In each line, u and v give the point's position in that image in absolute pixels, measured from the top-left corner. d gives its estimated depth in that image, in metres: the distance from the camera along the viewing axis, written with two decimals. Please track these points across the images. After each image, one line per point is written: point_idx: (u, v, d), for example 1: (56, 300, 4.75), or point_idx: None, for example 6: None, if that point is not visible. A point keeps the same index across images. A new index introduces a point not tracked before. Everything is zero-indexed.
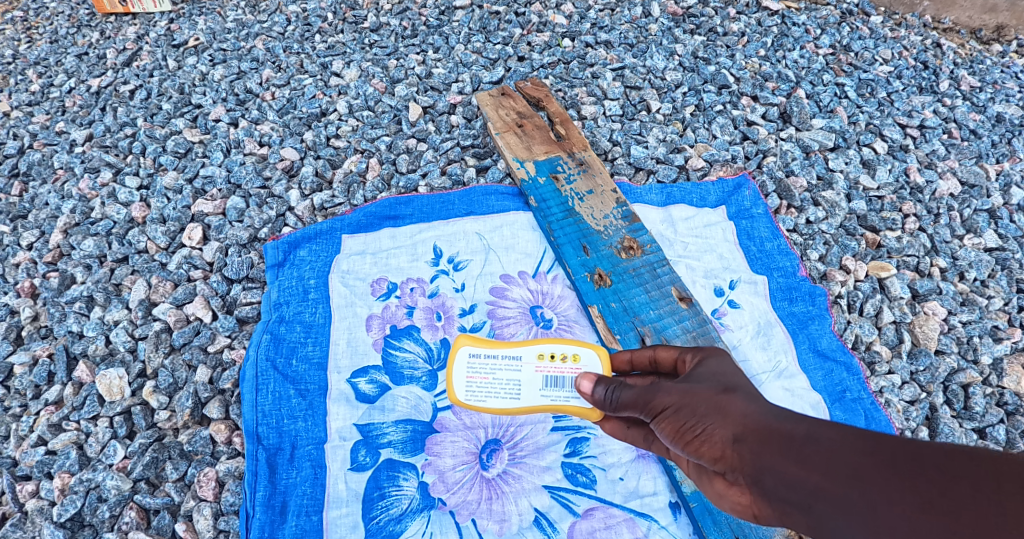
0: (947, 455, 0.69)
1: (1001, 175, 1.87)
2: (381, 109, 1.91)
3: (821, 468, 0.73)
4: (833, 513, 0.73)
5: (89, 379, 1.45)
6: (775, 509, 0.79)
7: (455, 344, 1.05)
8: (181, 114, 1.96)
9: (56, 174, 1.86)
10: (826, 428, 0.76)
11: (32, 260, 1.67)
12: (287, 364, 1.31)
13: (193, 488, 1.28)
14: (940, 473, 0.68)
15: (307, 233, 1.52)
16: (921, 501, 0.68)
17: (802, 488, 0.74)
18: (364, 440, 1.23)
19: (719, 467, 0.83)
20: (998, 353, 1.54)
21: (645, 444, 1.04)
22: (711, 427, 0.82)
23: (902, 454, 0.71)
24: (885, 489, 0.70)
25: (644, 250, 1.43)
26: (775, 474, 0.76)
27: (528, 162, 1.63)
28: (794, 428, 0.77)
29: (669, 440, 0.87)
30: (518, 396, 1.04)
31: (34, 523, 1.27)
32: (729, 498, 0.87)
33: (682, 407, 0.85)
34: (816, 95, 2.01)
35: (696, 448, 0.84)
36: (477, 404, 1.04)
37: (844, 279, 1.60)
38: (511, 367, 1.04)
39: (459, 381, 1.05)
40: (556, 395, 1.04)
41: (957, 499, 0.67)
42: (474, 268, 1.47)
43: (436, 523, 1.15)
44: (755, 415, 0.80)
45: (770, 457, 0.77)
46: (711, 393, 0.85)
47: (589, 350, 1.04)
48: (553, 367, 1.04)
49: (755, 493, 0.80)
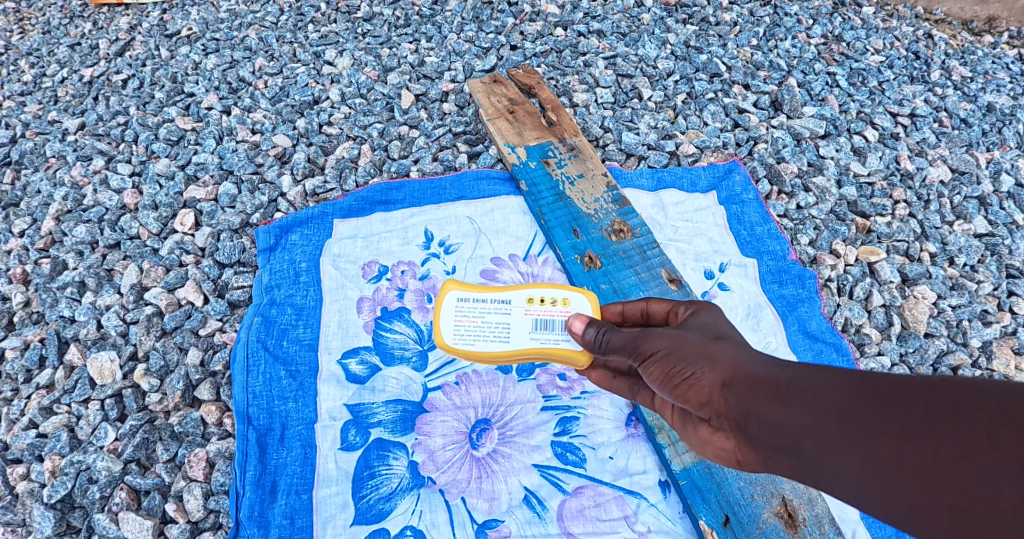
0: (929, 386, 0.67)
1: (991, 162, 1.88)
2: (373, 97, 1.92)
3: (804, 406, 0.73)
4: (813, 449, 0.72)
5: (80, 362, 1.45)
6: (758, 454, 0.80)
7: (444, 288, 1.03)
8: (173, 102, 1.96)
9: (48, 163, 1.85)
10: (812, 370, 0.75)
11: (24, 247, 1.67)
12: (278, 345, 1.31)
13: (183, 469, 1.29)
14: (921, 403, 0.67)
15: (299, 218, 1.52)
16: (900, 431, 0.67)
17: (786, 428, 0.74)
18: (354, 420, 1.24)
19: (705, 412, 0.84)
20: (987, 337, 1.55)
21: (630, 394, 1.06)
22: (700, 371, 0.82)
23: (884, 387, 0.69)
24: (866, 422, 0.69)
25: (634, 232, 1.44)
26: (760, 417, 0.77)
27: (519, 147, 1.64)
28: (781, 372, 0.77)
29: (656, 385, 0.87)
30: (507, 339, 1.02)
31: (25, 505, 1.27)
32: (713, 445, 0.87)
33: (672, 352, 0.85)
34: (807, 83, 2.02)
35: (683, 393, 0.85)
36: (466, 347, 1.01)
37: (834, 263, 1.61)
38: (501, 310, 1.02)
39: (447, 324, 1.02)
40: (546, 338, 1.01)
41: (936, 427, 0.65)
42: (465, 251, 1.48)
43: (426, 501, 1.16)
44: (744, 361, 0.81)
45: (756, 399, 0.77)
46: (702, 341, 0.85)
47: (579, 294, 1.03)
48: (543, 310, 1.02)
49: (739, 437, 0.81)
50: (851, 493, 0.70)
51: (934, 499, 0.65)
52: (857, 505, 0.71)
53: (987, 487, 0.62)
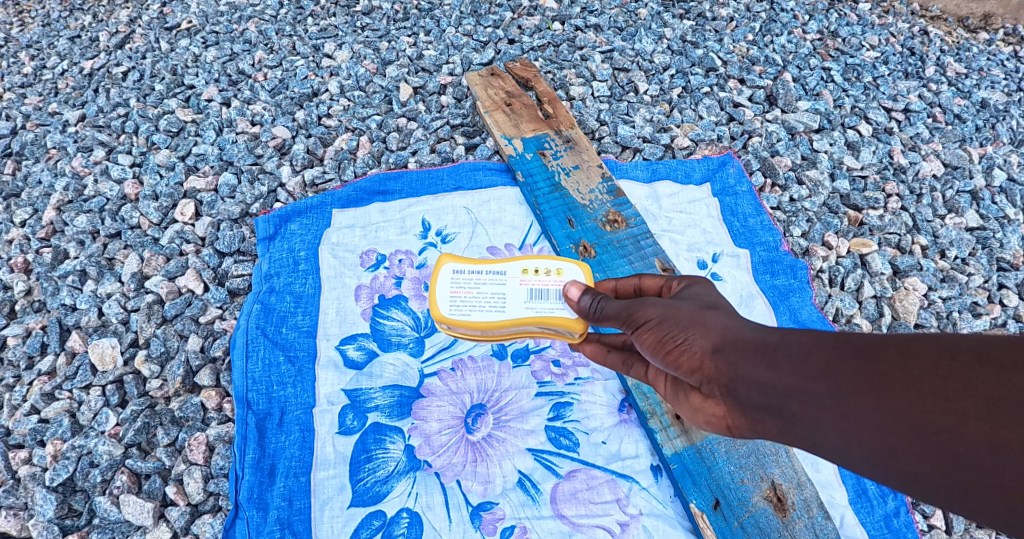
0: (909, 341, 0.72)
1: (984, 158, 1.90)
2: (372, 89, 1.93)
3: (792, 367, 0.75)
4: (802, 408, 0.74)
5: (82, 349, 1.47)
6: (747, 417, 0.82)
7: (440, 262, 1.06)
8: (173, 94, 1.97)
9: (49, 154, 1.87)
10: (799, 333, 0.77)
11: (26, 237, 1.68)
12: (277, 332, 1.34)
13: (184, 452, 1.31)
14: (902, 356, 0.71)
15: (298, 207, 1.54)
16: (885, 383, 0.70)
17: (773, 388, 0.76)
18: (351, 405, 1.27)
19: (696, 379, 0.85)
20: (977, 328, 1.57)
21: (624, 368, 1.07)
22: (692, 337, 0.84)
23: (866, 344, 0.73)
24: (854, 378, 0.71)
25: (629, 223, 1.47)
26: (749, 378, 0.78)
27: (515, 139, 1.66)
28: (769, 337, 0.79)
29: (649, 353, 0.89)
30: (502, 310, 1.04)
31: (27, 488, 1.29)
32: (703, 412, 0.90)
33: (665, 319, 0.86)
34: (802, 78, 2.04)
35: (675, 359, 0.86)
36: (461, 318, 1.04)
37: (826, 254, 1.64)
38: (495, 281, 1.04)
39: (443, 296, 1.05)
40: (541, 307, 1.03)
41: (918, 377, 0.70)
42: (462, 241, 1.50)
43: (422, 484, 1.19)
44: (734, 327, 0.82)
45: (746, 362, 0.78)
46: (694, 309, 0.86)
47: (572, 264, 1.04)
48: (537, 280, 1.04)
49: (729, 403, 0.83)
50: (837, 449, 0.73)
51: (921, 447, 0.68)
52: (842, 462, 0.73)
53: (968, 429, 0.67)
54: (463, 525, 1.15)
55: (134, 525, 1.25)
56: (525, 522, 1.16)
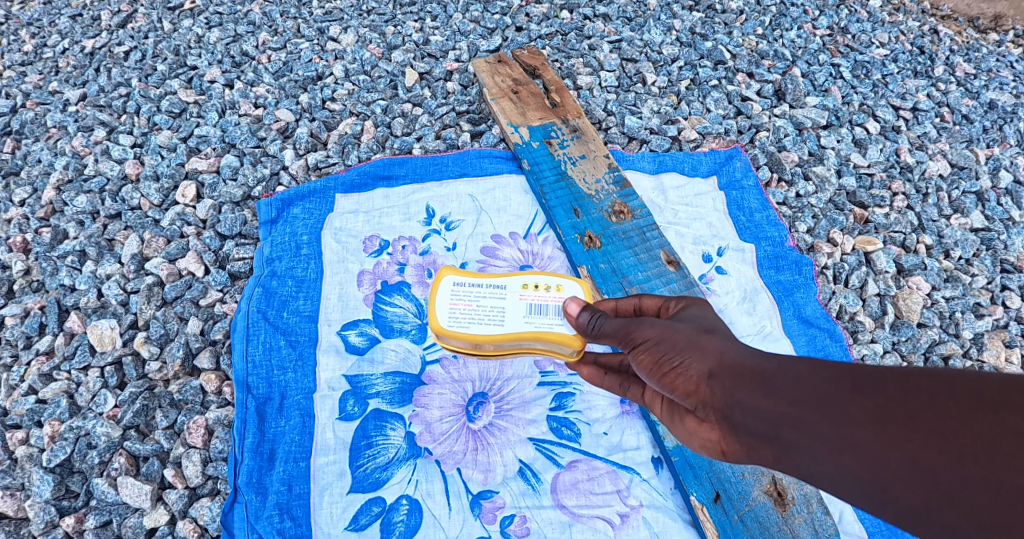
0: (906, 375, 0.69)
1: (990, 159, 1.88)
2: (377, 73, 1.91)
3: (788, 396, 0.73)
4: (796, 438, 0.72)
5: (80, 330, 1.46)
6: (741, 444, 0.80)
7: (440, 274, 1.04)
8: (175, 75, 1.95)
9: (49, 133, 1.85)
10: (795, 361, 0.76)
11: (25, 216, 1.66)
12: (279, 316, 1.33)
13: (183, 435, 1.30)
14: (899, 389, 0.68)
15: (301, 191, 1.53)
16: (880, 417, 0.68)
17: (767, 416, 0.74)
18: (352, 391, 1.26)
19: (691, 402, 0.84)
20: (980, 329, 1.57)
21: (621, 390, 1.07)
22: (688, 360, 0.82)
23: (862, 377, 0.71)
24: (848, 409, 0.70)
25: (634, 214, 1.46)
26: (743, 405, 0.77)
27: (522, 127, 1.64)
28: (764, 364, 0.77)
29: (645, 374, 0.88)
30: (501, 324, 1.02)
31: (24, 469, 1.28)
32: (699, 436, 0.88)
33: (662, 340, 0.86)
34: (811, 74, 2.03)
35: (671, 382, 0.85)
36: (460, 330, 1.02)
37: (831, 251, 1.63)
38: (496, 295, 1.03)
39: (442, 307, 1.04)
40: (540, 322, 1.02)
41: (914, 412, 0.67)
42: (465, 229, 1.49)
43: (422, 471, 1.18)
44: (730, 352, 0.81)
45: (740, 389, 0.77)
46: (691, 332, 0.85)
47: (572, 281, 1.04)
48: (538, 295, 1.03)
49: (724, 428, 0.81)
50: (832, 480, 0.71)
51: (917, 484, 0.66)
52: (840, 493, 0.72)
53: (964, 468, 0.64)
54: (462, 514, 1.15)
55: (132, 508, 1.24)
56: (525, 511, 1.15)
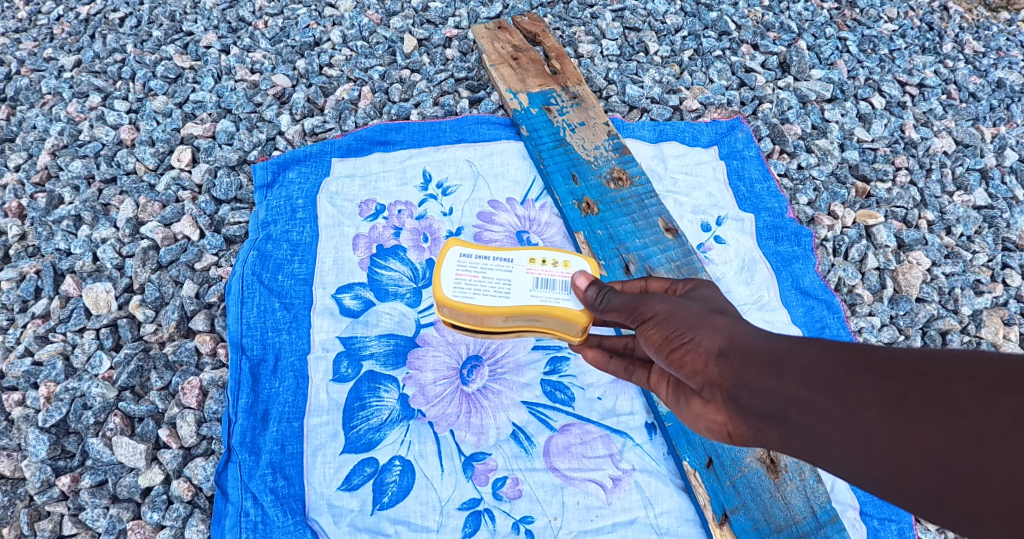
0: (922, 358, 0.66)
1: (996, 137, 1.86)
2: (375, 39, 1.88)
3: (798, 377, 0.72)
4: (806, 420, 0.71)
5: (75, 293, 1.46)
6: (749, 425, 0.79)
7: (447, 245, 1.02)
8: (171, 41, 1.92)
9: (43, 99, 1.82)
10: (806, 341, 0.74)
11: (20, 181, 1.65)
12: (273, 279, 1.32)
13: (177, 396, 1.31)
14: (914, 373, 0.66)
15: (297, 155, 1.52)
16: (893, 400, 0.65)
17: (776, 396, 0.73)
18: (346, 352, 1.26)
19: (697, 382, 0.83)
20: (978, 306, 1.56)
21: (625, 375, 1.05)
22: (699, 337, 0.82)
23: (876, 360, 0.69)
24: (860, 391, 0.68)
25: (633, 181, 1.44)
26: (752, 385, 0.75)
27: (521, 93, 1.62)
28: (775, 344, 0.76)
29: (653, 351, 0.87)
30: (507, 296, 1.00)
31: (20, 430, 1.28)
32: (705, 419, 0.87)
33: (672, 316, 0.85)
34: (817, 47, 1.99)
35: (679, 359, 0.83)
36: (466, 301, 0.99)
37: (831, 224, 1.61)
38: (503, 267, 1.01)
39: (448, 279, 1.01)
40: (546, 296, 0.99)
41: (927, 395, 0.64)
42: (462, 194, 1.47)
43: (415, 433, 1.19)
44: (741, 331, 0.79)
45: (749, 369, 0.76)
46: (702, 310, 0.84)
47: (580, 257, 1.02)
48: (545, 270, 1.00)
49: (729, 409, 0.80)
50: (839, 463, 0.69)
51: (930, 468, 0.63)
52: (850, 478, 0.69)
53: (980, 451, 0.60)
54: (455, 475, 1.15)
55: (126, 467, 1.25)
56: (517, 474, 1.15)
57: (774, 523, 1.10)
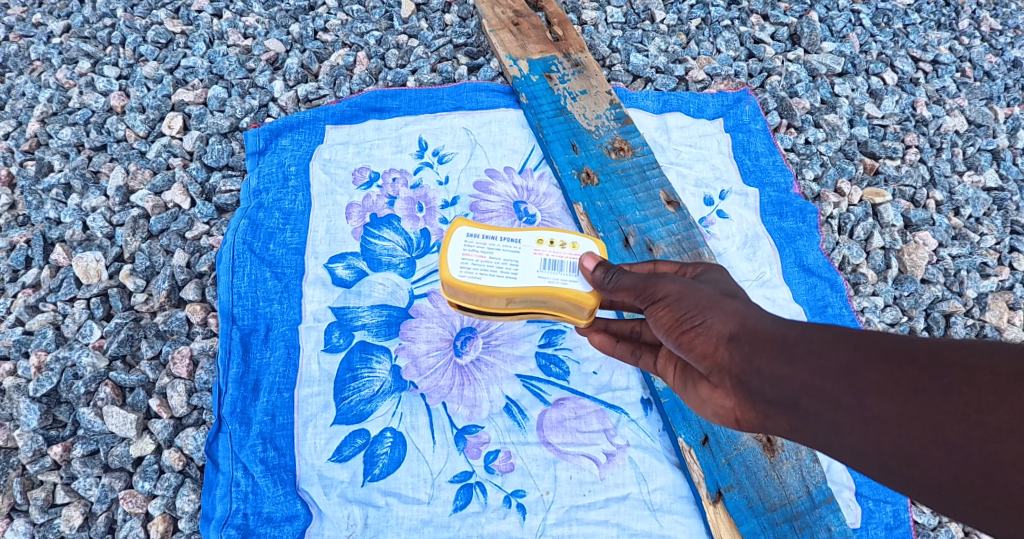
0: (939, 346, 0.65)
1: (1010, 118, 1.80)
2: (372, 4, 1.83)
3: (812, 364, 0.69)
4: (819, 408, 0.68)
5: (66, 262, 1.43)
6: (757, 411, 0.76)
7: (454, 225, 1.00)
8: (162, 5, 1.85)
9: (32, 65, 1.78)
10: (823, 328, 0.71)
11: (9, 149, 1.61)
12: (265, 248, 1.30)
13: (168, 366, 1.29)
14: (933, 361, 0.64)
15: (290, 122, 1.47)
16: (912, 389, 0.63)
17: (789, 383, 0.70)
18: (338, 323, 1.23)
19: (705, 366, 0.80)
20: (984, 289, 1.52)
21: (632, 358, 1.03)
22: (710, 321, 0.78)
23: (896, 348, 0.66)
24: (879, 382, 0.65)
25: (635, 151, 1.41)
26: (765, 371, 0.72)
27: (521, 60, 1.58)
28: (788, 330, 0.73)
29: (661, 333, 0.84)
30: (514, 277, 0.97)
31: (11, 400, 1.27)
32: (712, 403, 0.85)
33: (684, 298, 0.81)
34: (830, 19, 1.92)
35: (689, 342, 0.80)
36: (472, 281, 0.96)
37: (837, 201, 1.57)
38: (509, 248, 0.98)
39: (454, 258, 0.98)
40: (554, 278, 0.96)
41: (947, 385, 0.62)
42: (459, 162, 1.44)
43: (407, 404, 1.17)
44: (754, 316, 0.76)
45: (762, 355, 0.73)
46: (714, 293, 0.81)
47: (588, 239, 0.99)
48: (552, 251, 0.97)
49: (739, 395, 0.78)
50: (853, 452, 0.67)
51: (944, 457, 0.62)
52: (861, 467, 0.68)
53: (1000, 442, 0.59)
54: (447, 447, 1.14)
55: (118, 437, 1.23)
56: (509, 447, 1.14)
57: (769, 502, 1.09)
